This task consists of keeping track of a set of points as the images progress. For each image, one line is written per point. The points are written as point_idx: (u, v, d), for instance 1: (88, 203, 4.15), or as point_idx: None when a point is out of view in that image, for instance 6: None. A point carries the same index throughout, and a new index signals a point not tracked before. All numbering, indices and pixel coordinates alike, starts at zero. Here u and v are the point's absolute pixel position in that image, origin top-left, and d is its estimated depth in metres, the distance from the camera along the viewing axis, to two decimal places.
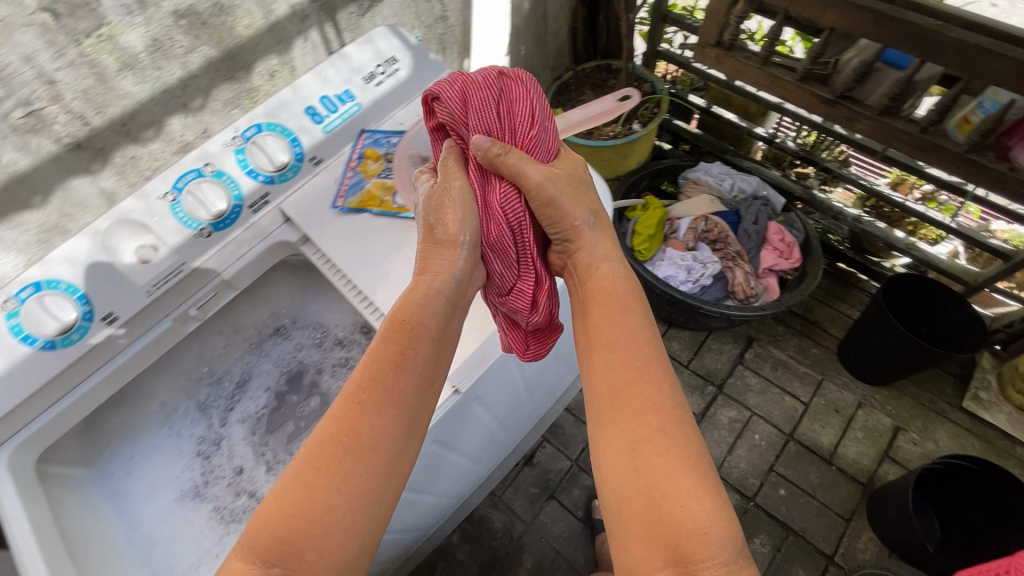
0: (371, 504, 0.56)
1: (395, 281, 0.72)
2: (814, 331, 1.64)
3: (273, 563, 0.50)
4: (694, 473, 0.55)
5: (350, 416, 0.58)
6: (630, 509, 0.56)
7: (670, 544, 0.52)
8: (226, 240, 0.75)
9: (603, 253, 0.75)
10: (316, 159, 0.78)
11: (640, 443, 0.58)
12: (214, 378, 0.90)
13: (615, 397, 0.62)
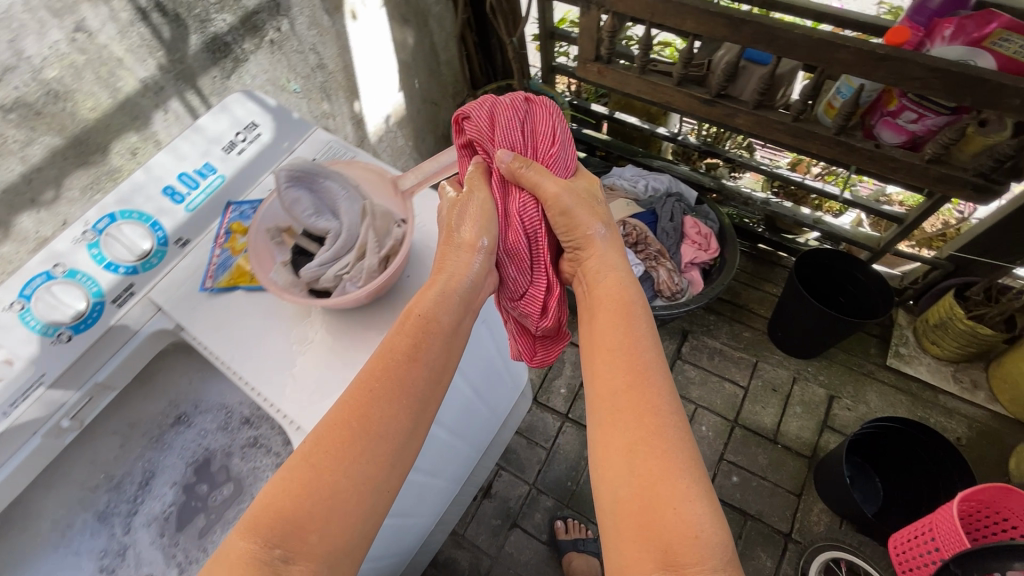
0: (372, 501, 0.54)
1: (270, 362, 0.65)
2: (743, 315, 1.69)
3: (275, 546, 0.48)
4: (691, 473, 0.53)
5: (361, 406, 0.57)
6: (625, 507, 0.53)
7: (664, 545, 0.49)
8: (91, 339, 0.69)
9: (609, 263, 0.73)
10: (182, 241, 0.74)
11: (643, 425, 0.57)
12: (112, 483, 0.82)
13: (620, 378, 0.61)
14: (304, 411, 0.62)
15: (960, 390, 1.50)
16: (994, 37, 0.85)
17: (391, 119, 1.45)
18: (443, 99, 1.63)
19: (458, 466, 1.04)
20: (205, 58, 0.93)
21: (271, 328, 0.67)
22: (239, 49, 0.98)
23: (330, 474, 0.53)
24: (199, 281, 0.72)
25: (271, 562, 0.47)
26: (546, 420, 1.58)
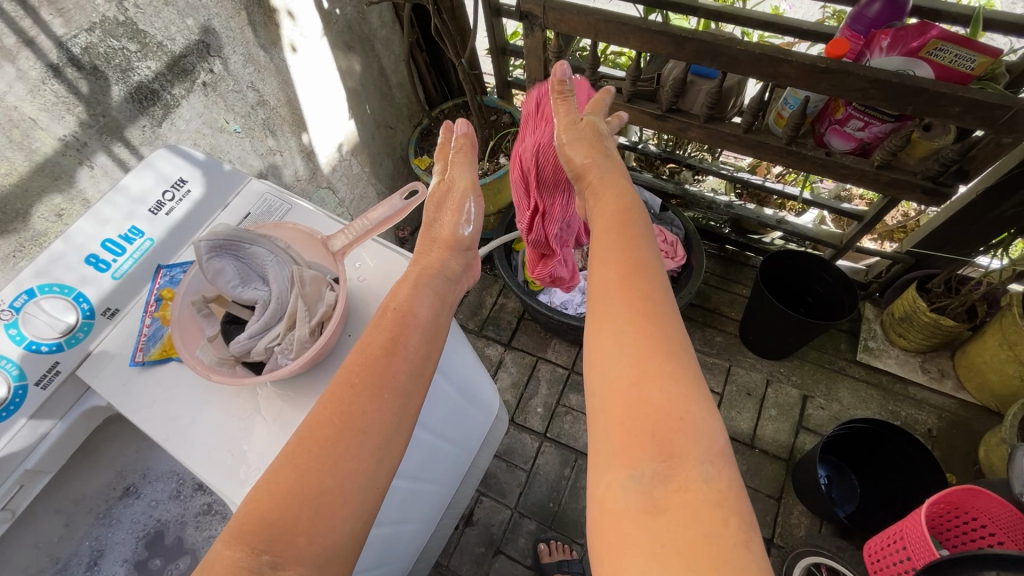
0: (364, 490, 0.50)
1: (203, 442, 0.62)
2: (714, 319, 1.70)
3: (261, 545, 0.45)
4: (683, 370, 0.50)
5: (345, 394, 0.54)
6: (615, 392, 0.50)
7: (652, 429, 0.47)
8: (15, 427, 0.64)
9: (611, 178, 0.75)
10: (110, 310, 0.70)
11: (637, 322, 0.54)
12: (58, 566, 0.78)
13: (616, 271, 0.59)
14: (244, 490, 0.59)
15: (929, 380, 1.52)
16: (930, 47, 0.86)
17: (344, 147, 1.42)
18: (398, 121, 1.60)
19: (430, 507, 1.02)
20: (131, 108, 0.88)
21: (206, 402, 0.64)
22: (168, 94, 0.93)
23: (317, 467, 0.49)
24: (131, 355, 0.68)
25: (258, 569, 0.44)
26: (524, 441, 1.56)
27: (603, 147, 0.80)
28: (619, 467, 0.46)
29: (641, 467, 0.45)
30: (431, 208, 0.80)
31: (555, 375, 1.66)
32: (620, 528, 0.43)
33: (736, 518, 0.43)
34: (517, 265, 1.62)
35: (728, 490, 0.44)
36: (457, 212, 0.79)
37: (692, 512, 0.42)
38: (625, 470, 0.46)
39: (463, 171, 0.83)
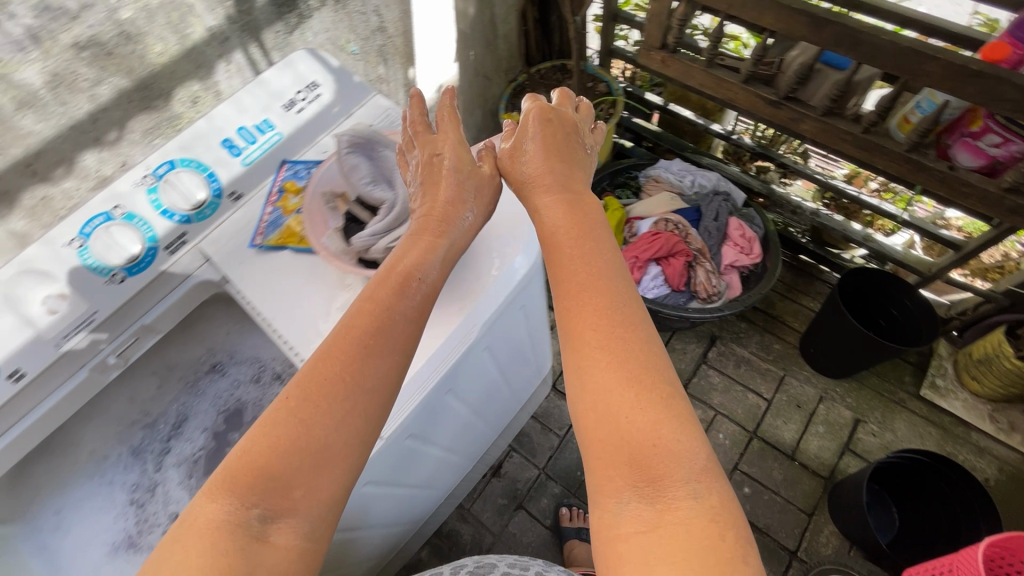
0: (355, 447, 0.52)
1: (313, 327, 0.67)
2: (776, 326, 1.65)
3: (253, 502, 0.48)
4: (667, 397, 0.52)
5: (339, 357, 0.54)
6: (597, 426, 0.52)
7: (632, 459, 0.50)
8: (143, 283, 0.72)
9: (577, 203, 0.70)
10: (236, 194, 0.75)
11: (614, 356, 0.55)
12: (147, 420, 0.86)
13: (597, 305, 0.59)
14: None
15: (995, 430, 1.45)
16: None
17: (443, 89, 1.43)
18: (496, 73, 1.61)
19: (473, 443, 1.07)
20: (271, 12, 0.92)
21: (312, 293, 0.69)
22: (305, 4, 0.97)
23: (319, 427, 0.51)
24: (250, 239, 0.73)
25: (250, 526, 0.47)
26: (561, 408, 1.59)
27: (576, 166, 0.75)
28: (607, 494, 0.50)
29: (625, 494, 0.49)
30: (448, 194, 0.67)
31: None
32: (619, 553, 0.48)
33: (731, 540, 0.46)
34: None
35: (728, 511, 0.48)
36: (464, 199, 0.67)
37: (685, 537, 0.46)
38: (613, 499, 0.50)
39: (468, 168, 0.69)
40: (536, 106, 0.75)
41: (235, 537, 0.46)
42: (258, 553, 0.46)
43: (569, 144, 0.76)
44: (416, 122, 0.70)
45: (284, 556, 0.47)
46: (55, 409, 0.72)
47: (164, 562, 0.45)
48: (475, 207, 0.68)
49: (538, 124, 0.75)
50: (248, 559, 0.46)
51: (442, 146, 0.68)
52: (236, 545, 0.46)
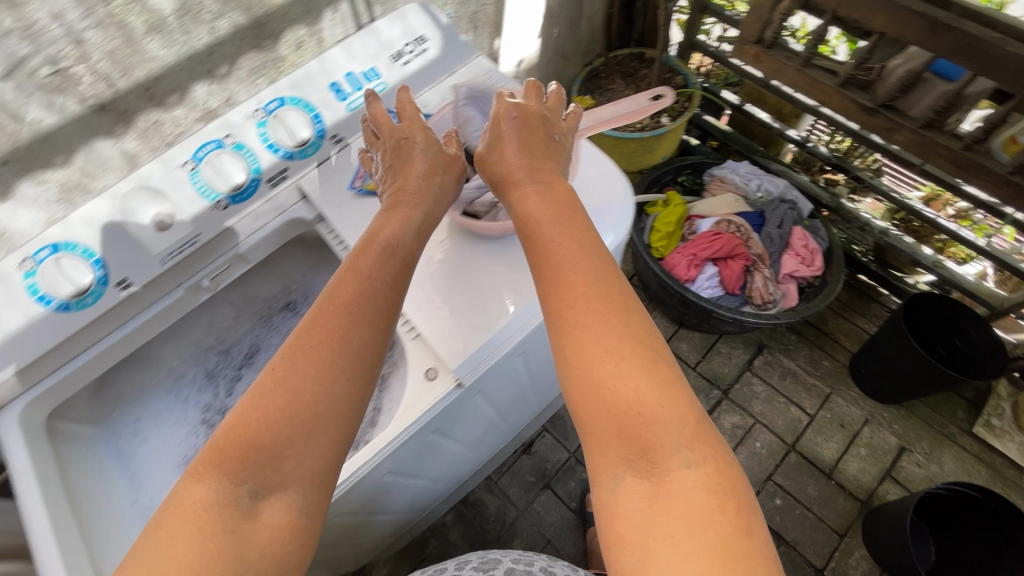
0: (343, 420, 0.53)
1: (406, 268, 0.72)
2: (826, 343, 1.62)
3: (244, 477, 0.49)
4: (652, 367, 0.52)
5: (322, 333, 0.55)
6: (588, 405, 0.52)
7: (623, 432, 0.50)
8: (244, 212, 0.75)
9: (544, 197, 0.65)
10: (338, 137, 0.77)
11: (603, 331, 0.54)
12: (223, 347, 0.91)
13: (585, 278, 0.57)
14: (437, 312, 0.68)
15: None
16: None
17: (523, 65, 1.43)
18: (574, 54, 1.59)
19: (521, 414, 1.08)
20: None
21: None
22: None
23: (308, 397, 0.51)
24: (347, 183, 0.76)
25: (240, 501, 0.48)
26: None
27: (545, 161, 0.68)
28: (604, 468, 0.51)
29: (619, 468, 0.50)
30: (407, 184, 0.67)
31: None
32: (620, 531, 0.48)
33: (732, 507, 0.47)
34: (644, 226, 1.61)
35: (727, 475, 0.49)
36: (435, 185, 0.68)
37: (684, 508, 0.47)
38: (609, 473, 0.50)
39: (437, 154, 0.69)
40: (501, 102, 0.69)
41: (225, 514, 0.47)
42: (250, 526, 0.47)
43: (545, 136, 0.70)
44: (379, 113, 0.71)
45: (276, 529, 0.49)
46: (148, 323, 0.76)
47: (147, 545, 0.45)
48: (445, 188, 0.70)
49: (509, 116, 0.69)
50: (238, 532, 0.47)
51: (410, 132, 0.70)
52: (224, 522, 0.47)
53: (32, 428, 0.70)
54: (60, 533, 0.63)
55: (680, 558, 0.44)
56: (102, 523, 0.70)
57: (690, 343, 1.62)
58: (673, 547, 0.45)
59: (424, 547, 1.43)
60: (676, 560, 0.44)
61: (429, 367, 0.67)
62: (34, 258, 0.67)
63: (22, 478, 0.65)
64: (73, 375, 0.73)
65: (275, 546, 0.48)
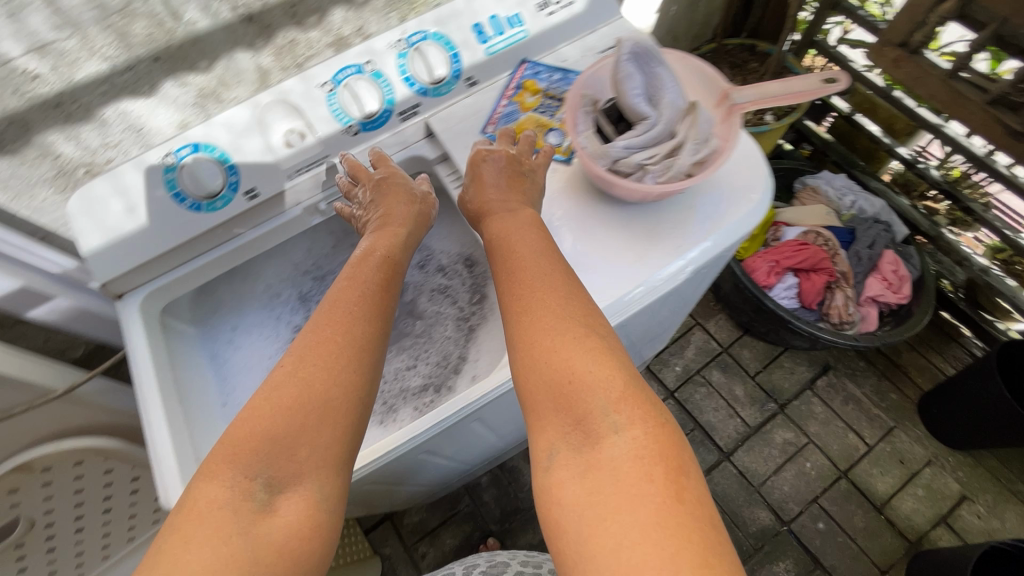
0: (353, 407, 0.53)
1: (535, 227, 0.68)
2: (896, 375, 1.54)
3: (256, 471, 0.48)
4: (583, 339, 0.54)
5: (327, 331, 0.56)
6: (532, 385, 0.54)
7: (560, 406, 0.52)
8: (371, 141, 0.75)
9: (512, 223, 0.63)
10: (471, 80, 0.75)
11: (546, 312, 0.56)
12: (319, 274, 0.92)
13: (531, 263, 0.60)
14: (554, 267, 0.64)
15: None
16: None
17: None
18: (684, 37, 1.52)
19: None
20: None
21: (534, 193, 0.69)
22: None
23: (318, 386, 0.52)
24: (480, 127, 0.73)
25: (254, 496, 0.47)
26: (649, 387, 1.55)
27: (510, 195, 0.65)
28: (546, 446, 0.52)
29: (556, 444, 0.51)
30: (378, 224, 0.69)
31: (706, 347, 1.59)
32: (559, 512, 0.48)
33: (661, 471, 0.46)
34: None
35: (665, 441, 0.48)
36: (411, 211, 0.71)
37: (615, 478, 0.46)
38: (546, 451, 0.51)
39: (415, 191, 0.73)
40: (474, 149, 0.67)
41: (241, 510, 0.46)
42: (266, 520, 0.46)
43: (512, 171, 0.66)
44: (355, 162, 0.71)
45: (295, 525, 0.47)
46: (263, 237, 0.78)
47: (163, 548, 0.43)
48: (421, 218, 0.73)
49: (572, 101, 0.62)
50: (251, 530, 0.45)
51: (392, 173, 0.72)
52: (241, 519, 0.45)
53: (149, 317, 0.74)
54: (170, 420, 0.67)
55: (613, 528, 0.43)
56: (199, 419, 0.74)
57: (752, 352, 1.57)
58: (605, 520, 0.44)
59: (457, 502, 1.46)
60: (607, 530, 0.44)
61: None
62: (176, 154, 0.68)
63: (139, 364, 0.69)
64: (189, 275, 0.76)
65: (294, 545, 0.47)
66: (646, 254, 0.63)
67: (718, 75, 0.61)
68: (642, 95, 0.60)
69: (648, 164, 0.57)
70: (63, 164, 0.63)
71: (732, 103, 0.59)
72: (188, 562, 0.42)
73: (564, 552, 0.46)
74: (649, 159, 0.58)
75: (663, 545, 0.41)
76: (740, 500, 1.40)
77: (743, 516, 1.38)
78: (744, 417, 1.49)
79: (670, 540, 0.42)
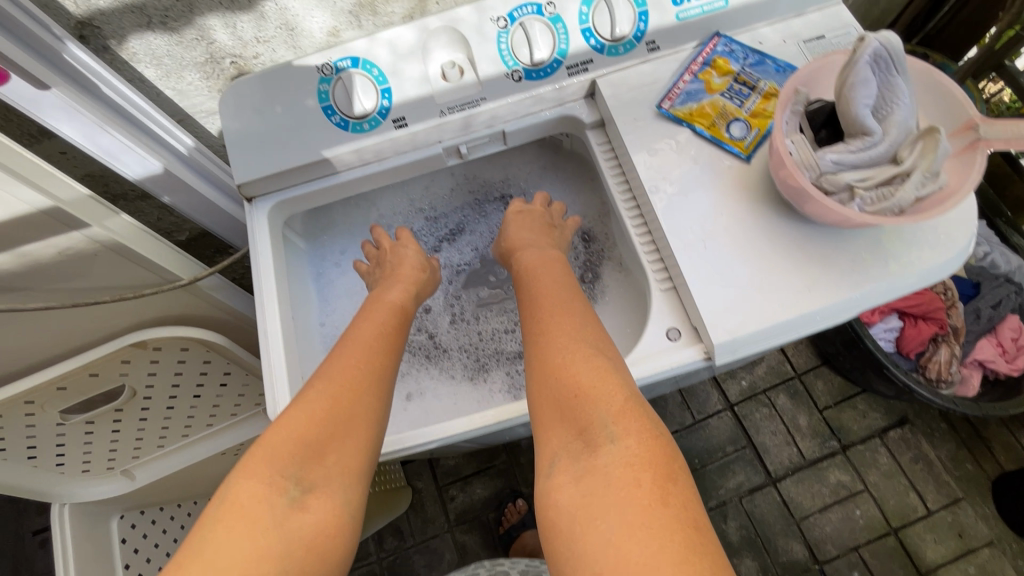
0: (372, 427, 0.59)
1: (698, 222, 0.61)
2: (977, 447, 1.41)
3: (290, 470, 0.52)
4: (589, 359, 0.60)
5: (359, 350, 0.64)
6: (542, 398, 0.60)
7: (566, 416, 0.57)
8: (532, 91, 0.69)
9: (540, 256, 0.75)
10: (652, 45, 0.67)
11: (561, 334, 0.64)
12: (433, 215, 0.89)
13: (550, 300, 0.68)
14: (710, 275, 0.59)
15: None
16: None
17: None
18: None
19: None
20: None
21: (701, 186, 0.62)
22: None
23: (344, 402, 0.58)
24: (656, 103, 0.66)
25: (287, 494, 0.51)
26: (710, 395, 1.50)
27: (545, 236, 0.78)
28: (550, 452, 0.57)
29: (560, 451, 0.56)
30: (390, 278, 0.75)
31: (779, 368, 1.51)
32: (557, 511, 0.52)
33: (648, 477, 0.50)
34: None
35: (658, 453, 0.52)
36: (425, 269, 0.78)
37: (608, 484, 0.50)
38: (548, 459, 0.56)
39: (425, 261, 0.79)
40: (511, 203, 0.81)
41: (275, 505, 0.49)
42: (298, 515, 0.50)
43: (544, 222, 0.80)
44: (382, 231, 0.81)
45: (323, 520, 0.51)
46: (394, 170, 0.73)
47: (207, 536, 0.46)
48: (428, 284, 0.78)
49: (786, 95, 0.54)
50: (280, 525, 0.48)
51: (405, 242, 0.80)
52: (275, 513, 0.49)
53: (274, 225, 0.74)
54: (284, 335, 0.69)
55: (603, 524, 0.48)
56: (302, 338, 0.76)
57: (826, 384, 1.49)
58: (598, 521, 0.48)
59: (494, 457, 1.48)
60: (599, 528, 0.48)
61: (672, 327, 0.62)
62: (335, 66, 0.66)
63: (262, 268, 0.70)
64: (316, 193, 0.73)
65: (320, 540, 0.50)
66: (819, 281, 0.57)
67: (968, 100, 0.51)
68: (872, 105, 0.51)
69: (859, 187, 0.51)
70: (214, 51, 0.63)
71: (976, 137, 0.50)
72: (229, 554, 0.45)
73: (559, 548, 0.51)
74: (861, 181, 0.51)
75: (645, 540, 0.46)
76: (777, 527, 1.36)
77: (775, 544, 1.35)
78: (802, 447, 1.43)
79: (653, 539, 0.45)
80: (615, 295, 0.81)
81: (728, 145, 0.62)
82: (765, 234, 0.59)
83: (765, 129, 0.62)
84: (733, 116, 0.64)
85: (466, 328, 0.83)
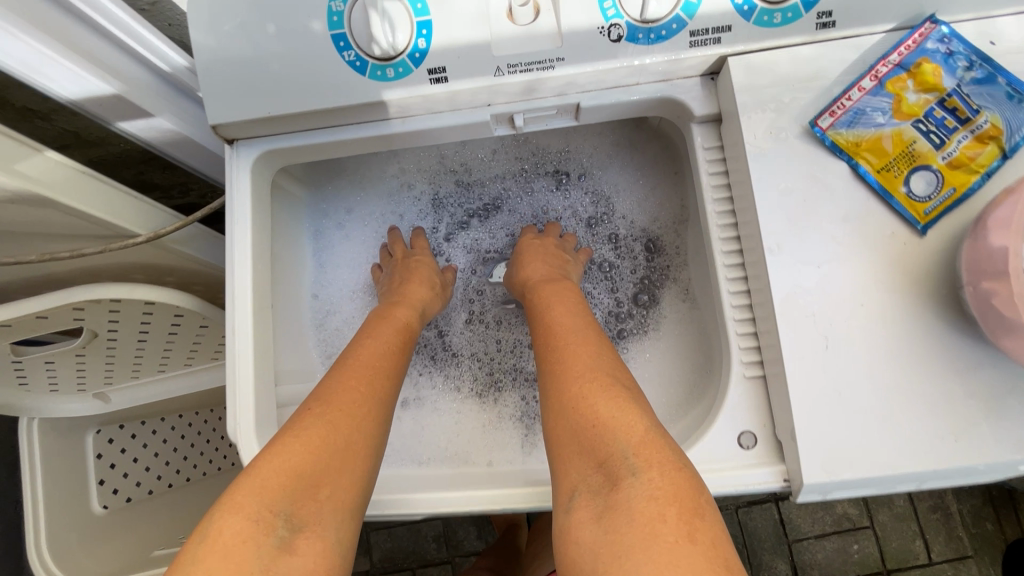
0: (373, 458, 0.48)
1: (823, 307, 0.44)
2: (1006, 509, 1.30)
3: (281, 503, 0.41)
4: (602, 375, 0.49)
5: (364, 363, 0.53)
6: (552, 425, 0.49)
7: (577, 442, 0.45)
8: (633, 60, 0.48)
9: (552, 281, 0.61)
10: (826, 18, 0.45)
11: (567, 349, 0.52)
12: (467, 180, 0.72)
13: (557, 316, 0.56)
14: (822, 388, 0.43)
15: None
16: None
17: None
18: None
19: None
20: None
21: (838, 256, 0.44)
22: None
23: (344, 428, 0.47)
24: (809, 116, 0.45)
25: (275, 533, 0.40)
26: None
27: (561, 271, 0.64)
28: (565, 487, 0.45)
29: (576, 485, 0.44)
30: (390, 292, 0.64)
31: None
32: (577, 556, 0.41)
33: (675, 511, 0.39)
34: None
35: (684, 481, 0.41)
36: (429, 276, 0.66)
37: (631, 522, 0.39)
38: (564, 494, 0.44)
39: (437, 276, 0.67)
40: (526, 233, 0.69)
41: (260, 551, 0.38)
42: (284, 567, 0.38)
43: (558, 250, 0.66)
44: (396, 237, 0.70)
45: (313, 569, 0.40)
46: (422, 134, 0.54)
47: None
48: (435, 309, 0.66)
49: None
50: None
51: (422, 256, 0.68)
52: (259, 561, 0.38)
53: (260, 179, 0.57)
54: (260, 328, 0.55)
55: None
56: (285, 322, 0.62)
57: None
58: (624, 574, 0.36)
59: None
60: None
61: (746, 431, 0.47)
62: None
63: (237, 237, 0.54)
64: (322, 147, 0.56)
65: None
66: (971, 432, 0.41)
67: None
68: None
69: None
70: None
71: None
72: None
73: None
74: None
75: None
76: (766, 544, 1.31)
77: (761, 559, 1.30)
78: None
79: None
80: (672, 330, 0.66)
81: (899, 203, 0.43)
82: (910, 349, 0.42)
83: (964, 190, 0.42)
84: (921, 159, 0.43)
85: (482, 332, 0.71)
